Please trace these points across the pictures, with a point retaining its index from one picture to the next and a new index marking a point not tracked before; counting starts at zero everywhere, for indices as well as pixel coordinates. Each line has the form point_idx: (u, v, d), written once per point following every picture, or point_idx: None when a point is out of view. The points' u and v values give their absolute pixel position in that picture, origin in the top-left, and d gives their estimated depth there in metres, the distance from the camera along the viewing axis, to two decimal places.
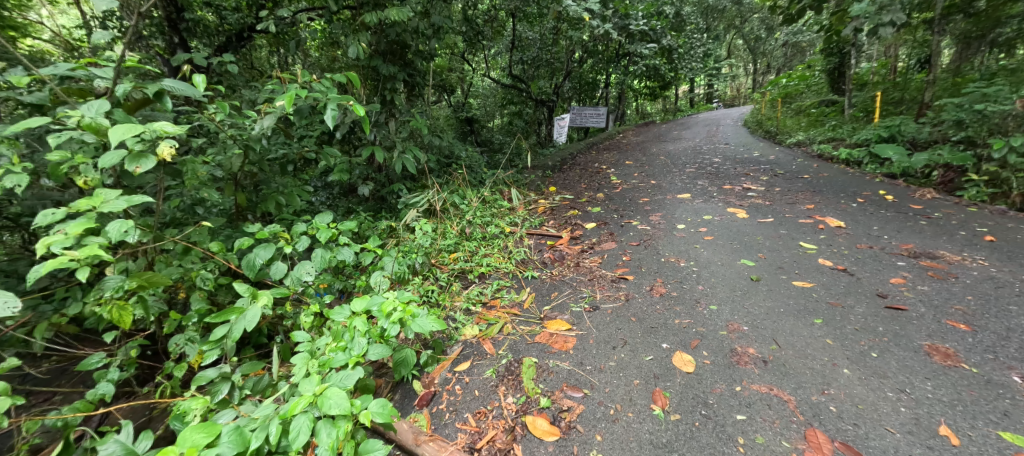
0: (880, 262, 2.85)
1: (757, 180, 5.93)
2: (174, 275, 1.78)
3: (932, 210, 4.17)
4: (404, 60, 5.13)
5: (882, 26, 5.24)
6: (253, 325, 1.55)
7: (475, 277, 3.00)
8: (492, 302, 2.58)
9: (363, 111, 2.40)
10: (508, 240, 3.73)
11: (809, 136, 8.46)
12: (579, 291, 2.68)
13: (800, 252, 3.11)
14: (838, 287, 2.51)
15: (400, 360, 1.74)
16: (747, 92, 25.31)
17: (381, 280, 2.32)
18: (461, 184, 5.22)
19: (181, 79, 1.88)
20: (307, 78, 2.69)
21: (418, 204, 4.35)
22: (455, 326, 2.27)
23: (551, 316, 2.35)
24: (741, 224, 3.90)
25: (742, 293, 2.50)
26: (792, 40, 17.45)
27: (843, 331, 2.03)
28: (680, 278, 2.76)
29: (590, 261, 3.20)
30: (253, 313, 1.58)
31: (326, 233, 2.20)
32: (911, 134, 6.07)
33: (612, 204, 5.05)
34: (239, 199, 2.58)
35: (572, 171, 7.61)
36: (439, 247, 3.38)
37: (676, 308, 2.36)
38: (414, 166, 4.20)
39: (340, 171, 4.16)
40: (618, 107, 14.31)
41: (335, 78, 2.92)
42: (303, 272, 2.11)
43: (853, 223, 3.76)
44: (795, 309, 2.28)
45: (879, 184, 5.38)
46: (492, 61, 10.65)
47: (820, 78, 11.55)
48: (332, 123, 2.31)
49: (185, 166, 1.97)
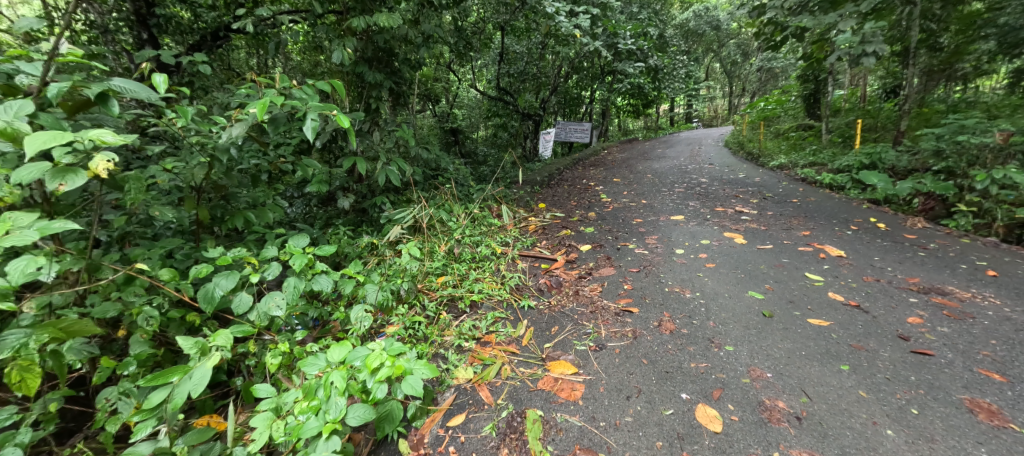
0: (891, 298, 2.72)
1: (748, 202, 5.87)
2: (110, 312, 1.52)
3: (927, 241, 4.08)
4: (391, 68, 4.90)
5: (866, 56, 5.30)
6: (202, 388, 1.30)
7: (466, 307, 2.75)
8: (486, 338, 2.35)
9: (348, 123, 2.13)
10: (499, 263, 3.50)
11: (791, 159, 8.54)
12: (581, 325, 2.47)
13: (807, 284, 2.97)
14: (855, 326, 2.35)
15: (385, 414, 1.43)
16: (726, 114, 25.92)
17: (363, 314, 2.06)
18: (448, 198, 4.98)
19: (132, 80, 1.64)
20: (285, 85, 2.44)
21: (402, 220, 4.08)
22: (447, 368, 2.04)
23: (553, 356, 2.14)
24: (741, 250, 3.76)
25: (757, 332, 2.31)
26: (765, 66, 17.95)
27: (874, 381, 1.86)
28: (688, 312, 2.56)
29: (589, 289, 2.99)
30: (201, 373, 1.33)
31: (299, 260, 1.93)
32: (890, 162, 6.13)
33: (605, 224, 4.88)
34: (201, 215, 2.29)
35: (560, 186, 7.46)
36: (425, 270, 3.13)
37: (690, 349, 2.16)
38: (400, 180, 3.94)
39: (319, 183, 3.87)
40: (601, 123, 14.36)
41: (317, 84, 2.67)
42: (272, 305, 1.84)
43: (854, 252, 3.65)
44: (817, 352, 2.10)
45: (867, 210, 5.37)
46: (479, 73, 10.51)
47: (796, 103, 11.83)
48: (312, 135, 2.03)
49: (128, 181, 1.70)
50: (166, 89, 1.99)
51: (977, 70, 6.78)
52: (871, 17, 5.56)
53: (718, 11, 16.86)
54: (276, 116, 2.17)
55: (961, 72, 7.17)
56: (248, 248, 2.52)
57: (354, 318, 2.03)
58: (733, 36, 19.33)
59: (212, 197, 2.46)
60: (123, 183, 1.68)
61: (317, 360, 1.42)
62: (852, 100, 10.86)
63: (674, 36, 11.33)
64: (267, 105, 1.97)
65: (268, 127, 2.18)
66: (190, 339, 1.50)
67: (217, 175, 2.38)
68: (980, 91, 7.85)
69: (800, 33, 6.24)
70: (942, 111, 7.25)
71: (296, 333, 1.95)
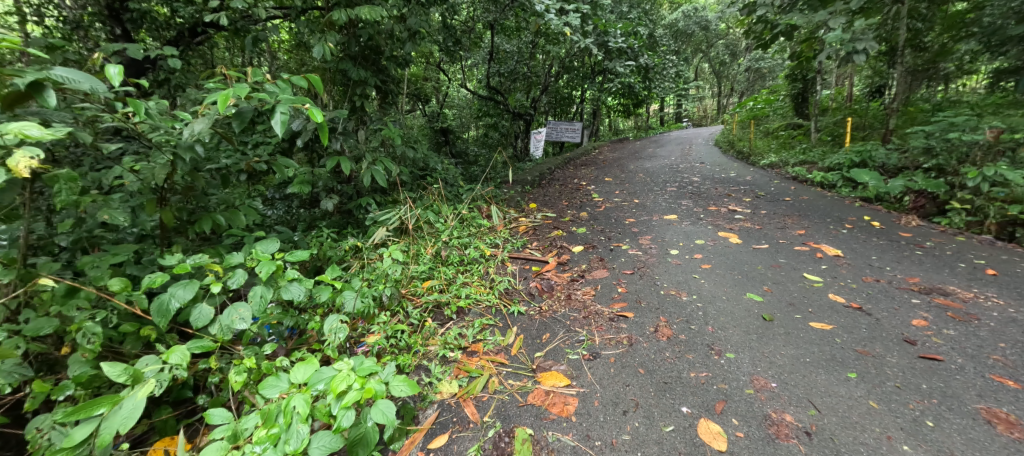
0: (893, 299, 2.63)
1: (741, 201, 5.80)
2: (46, 329, 1.39)
3: (923, 238, 3.97)
4: (377, 64, 4.73)
5: (857, 53, 5.24)
6: (133, 421, 1.18)
7: (453, 313, 2.60)
8: (474, 347, 2.22)
9: (321, 118, 1.95)
10: (489, 266, 3.36)
11: (782, 158, 8.51)
12: (574, 332, 2.34)
13: (806, 285, 2.86)
14: (860, 331, 2.24)
15: (358, 439, 1.26)
16: (715, 114, 26.04)
17: (338, 323, 1.91)
18: (436, 199, 4.84)
19: (73, 69, 1.52)
20: (256, 78, 2.27)
21: (388, 221, 3.93)
22: (430, 382, 1.91)
23: (544, 366, 2.02)
24: (736, 251, 3.65)
25: (758, 337, 2.20)
26: (753, 66, 18.02)
27: (884, 390, 1.75)
28: (685, 317, 2.45)
29: (582, 293, 2.86)
30: (132, 404, 1.21)
31: (266, 267, 1.78)
32: (880, 160, 6.10)
33: (598, 224, 4.77)
34: (165, 218, 2.14)
35: (551, 186, 7.35)
36: (410, 275, 2.98)
37: (689, 356, 2.04)
38: (386, 180, 3.78)
39: (301, 183, 3.71)
40: (592, 123, 14.27)
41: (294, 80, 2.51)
42: (236, 317, 1.71)
43: (850, 251, 3.57)
44: (821, 358, 1.99)
45: (860, 209, 5.31)
46: (468, 73, 10.36)
47: (784, 102, 11.85)
48: (282, 131, 1.85)
49: (58, 183, 1.52)
50: (120, 81, 1.82)
51: (964, 68, 6.79)
52: (860, 15, 5.55)
53: (706, 11, 16.90)
54: (242, 111, 1.99)
55: (947, 71, 7.18)
56: (219, 253, 2.37)
57: (328, 330, 1.87)
58: (721, 36, 19.47)
59: (180, 200, 2.32)
60: (52, 183, 1.51)
61: (278, 382, 1.28)
62: (840, 99, 10.89)
63: (664, 36, 11.27)
64: (229, 99, 1.77)
65: (232, 123, 1.99)
66: (118, 367, 1.36)
67: (182, 174, 2.22)
68: (966, 89, 7.88)
69: (790, 31, 6.17)
70: (929, 110, 7.26)
71: (265, 347, 1.81)
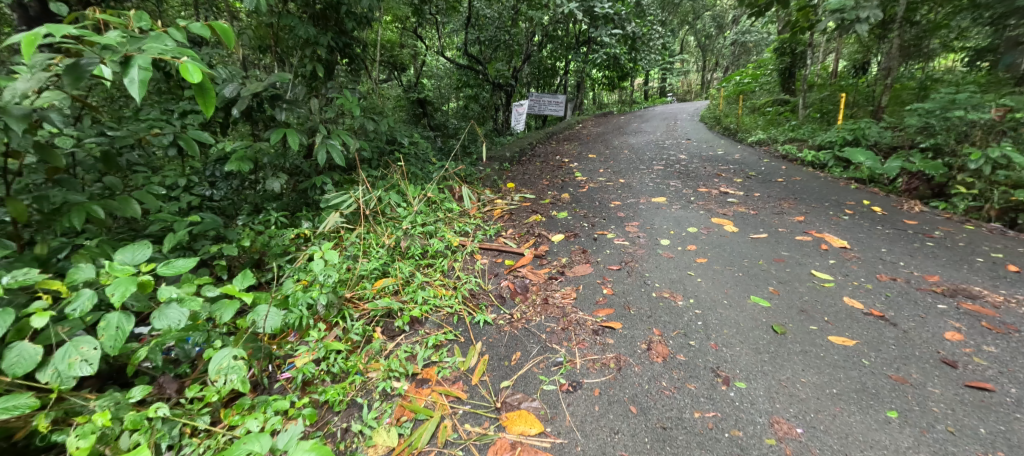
0: (919, 304, 2.28)
1: (732, 182, 5.44)
2: None
3: (930, 227, 3.65)
4: (333, 23, 4.06)
5: (859, 23, 4.79)
6: None
7: (406, 325, 2.15)
8: (425, 374, 1.80)
9: (199, 78, 1.40)
10: (454, 261, 2.89)
11: (770, 135, 8.18)
12: (551, 351, 1.93)
13: (816, 286, 2.49)
14: (889, 348, 1.89)
15: None
16: (698, 88, 25.58)
17: (233, 359, 1.47)
18: (401, 177, 4.30)
19: None
20: (140, 26, 1.73)
21: (340, 205, 3.41)
22: (362, 430, 1.53)
23: (510, 403, 1.63)
24: (733, 241, 3.26)
25: (771, 358, 1.83)
26: (739, 39, 17.49)
27: (936, 438, 1.42)
28: (683, 329, 2.06)
29: (561, 296, 2.43)
30: None
31: (121, 288, 1.31)
32: (875, 138, 5.76)
33: (580, 207, 4.34)
34: (14, 211, 1.64)
35: (532, 164, 6.85)
36: (358, 274, 2.50)
37: (691, 387, 1.67)
38: (342, 159, 3.17)
39: (239, 160, 3.07)
40: (576, 95, 13.63)
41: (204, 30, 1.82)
42: (75, 359, 1.24)
43: (858, 243, 3.21)
44: (852, 389, 1.63)
45: (857, 191, 4.98)
46: (446, 39, 9.58)
47: (771, 77, 11.44)
48: (137, 93, 1.30)
49: None
50: None
51: (951, 45, 6.54)
52: None
53: None
54: (82, 64, 1.39)
55: (934, 47, 6.92)
56: (100, 255, 1.85)
57: (217, 370, 1.43)
58: (708, 7, 18.87)
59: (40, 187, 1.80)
60: None
61: None
62: (825, 75, 10.58)
63: None
64: (41, 42, 1.21)
65: (61, 78, 1.38)
66: None
67: (32, 152, 1.69)
68: (951, 65, 7.64)
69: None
70: (919, 87, 6.99)
71: (130, 394, 1.37)
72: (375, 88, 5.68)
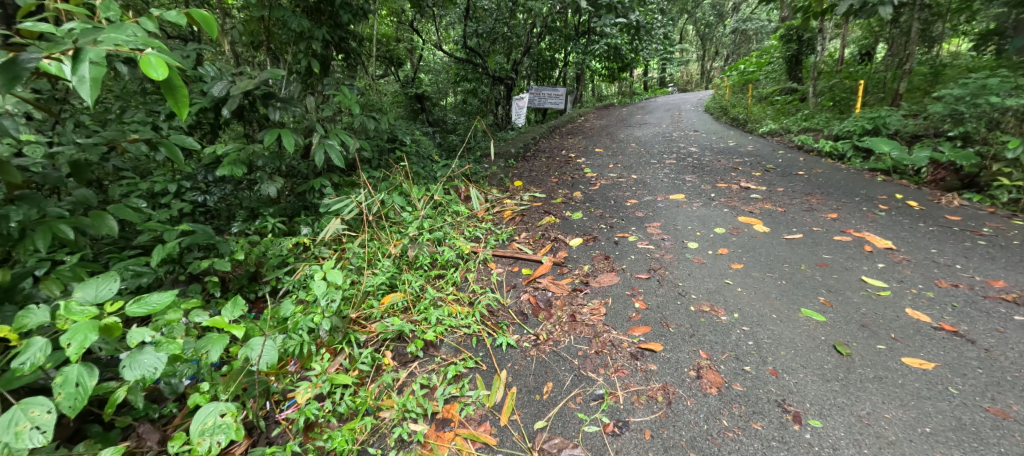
0: (993, 316, 2.03)
1: (751, 176, 5.18)
2: None
3: (975, 223, 3.38)
4: (328, 16, 3.78)
5: (881, 5, 4.27)
6: None
7: (421, 350, 1.91)
8: (446, 413, 1.58)
9: (163, 72, 1.15)
10: (466, 271, 2.64)
11: (782, 125, 7.88)
12: (587, 381, 1.70)
13: (871, 295, 2.24)
14: (974, 372, 1.66)
15: None
16: (699, 78, 25.13)
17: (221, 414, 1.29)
18: (404, 177, 4.03)
19: None
20: (107, 17, 1.46)
21: (342, 211, 3.13)
22: None
23: (548, 451, 1.42)
24: (767, 243, 3.01)
25: (843, 387, 1.60)
26: (739, 27, 17.12)
27: None
28: (733, 351, 1.81)
29: (589, 312, 2.18)
30: None
31: (79, 337, 1.07)
32: (896, 126, 5.48)
33: (595, 207, 4.08)
34: None
35: (538, 160, 6.58)
36: (363, 291, 2.25)
37: (757, 427, 1.44)
38: (342, 159, 2.90)
39: (231, 163, 2.80)
40: (578, 88, 13.30)
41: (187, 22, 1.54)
42: (24, 427, 1.01)
43: (902, 242, 2.96)
44: (946, 428, 1.41)
45: (885, 184, 4.71)
46: (443, 34, 9.29)
47: (777, 64, 11.09)
48: (87, 94, 1.04)
49: None
50: None
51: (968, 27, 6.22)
52: None
53: None
54: (21, 60, 1.13)
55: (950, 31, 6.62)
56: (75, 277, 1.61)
57: (201, 430, 1.24)
58: None
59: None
60: None
61: None
62: (832, 63, 10.24)
63: None
64: None
65: None
66: None
67: None
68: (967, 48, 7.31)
69: None
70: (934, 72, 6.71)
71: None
72: (372, 84, 5.39)
